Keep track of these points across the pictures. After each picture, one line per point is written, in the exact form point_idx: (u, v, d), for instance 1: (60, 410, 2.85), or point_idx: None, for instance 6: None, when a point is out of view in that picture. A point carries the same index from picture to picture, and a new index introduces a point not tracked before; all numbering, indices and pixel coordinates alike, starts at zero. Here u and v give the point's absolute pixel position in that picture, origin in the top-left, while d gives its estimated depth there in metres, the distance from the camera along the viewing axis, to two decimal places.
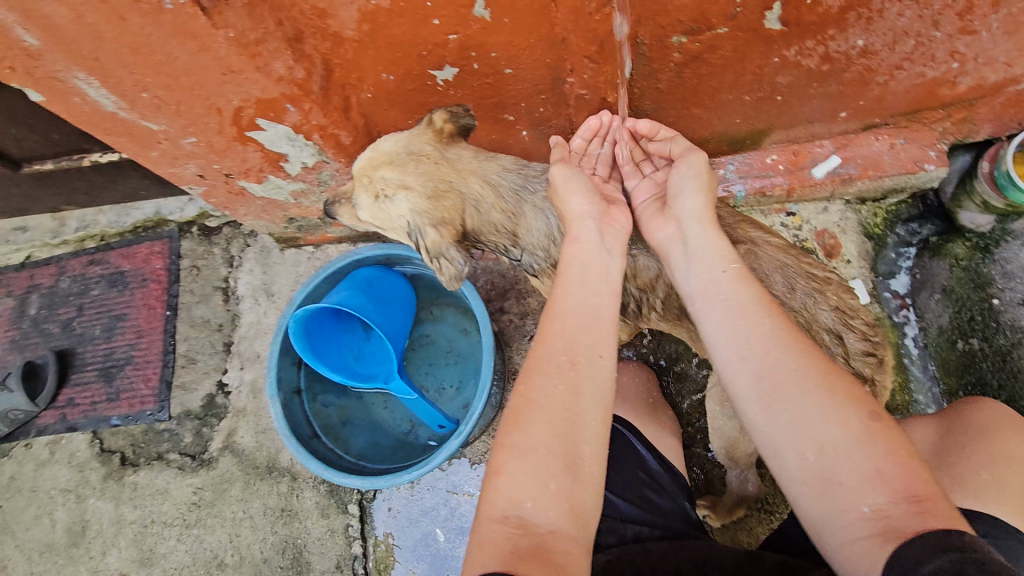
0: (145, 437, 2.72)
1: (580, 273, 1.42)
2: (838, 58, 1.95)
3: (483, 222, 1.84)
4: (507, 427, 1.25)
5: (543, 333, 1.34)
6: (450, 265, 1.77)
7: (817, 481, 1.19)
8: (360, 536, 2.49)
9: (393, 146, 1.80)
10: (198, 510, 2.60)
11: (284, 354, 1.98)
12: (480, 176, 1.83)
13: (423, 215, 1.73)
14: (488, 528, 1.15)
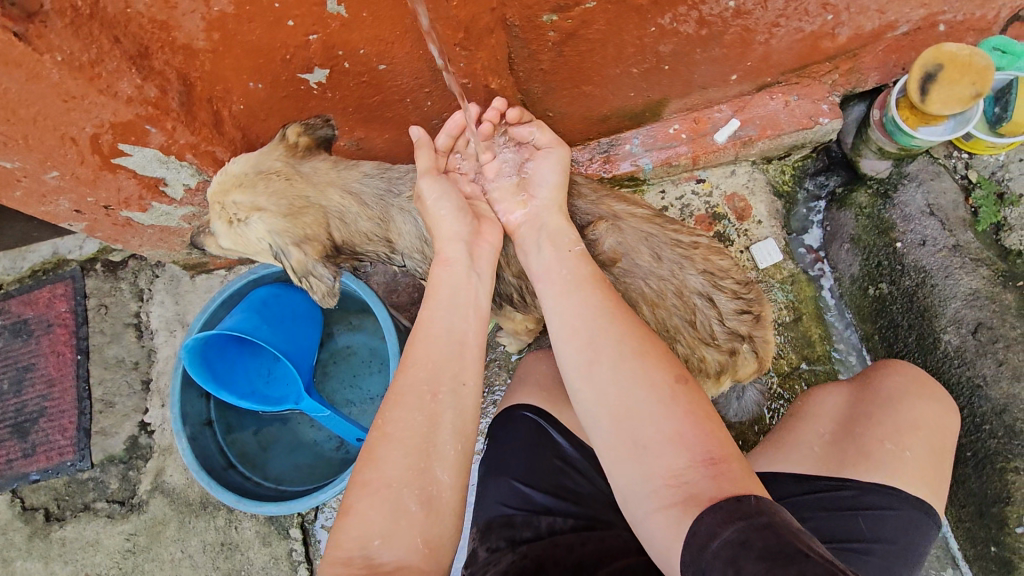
0: (69, 489, 2.59)
1: (453, 302, 1.41)
2: (714, 21, 1.95)
3: (351, 232, 1.73)
4: (361, 465, 1.25)
5: (403, 362, 1.34)
6: (321, 282, 1.71)
7: (629, 450, 1.23)
8: (305, 560, 2.43)
9: (241, 167, 1.63)
10: (134, 557, 2.49)
11: (187, 386, 1.90)
12: (340, 185, 1.70)
13: (284, 234, 1.62)
14: (332, 569, 1.15)
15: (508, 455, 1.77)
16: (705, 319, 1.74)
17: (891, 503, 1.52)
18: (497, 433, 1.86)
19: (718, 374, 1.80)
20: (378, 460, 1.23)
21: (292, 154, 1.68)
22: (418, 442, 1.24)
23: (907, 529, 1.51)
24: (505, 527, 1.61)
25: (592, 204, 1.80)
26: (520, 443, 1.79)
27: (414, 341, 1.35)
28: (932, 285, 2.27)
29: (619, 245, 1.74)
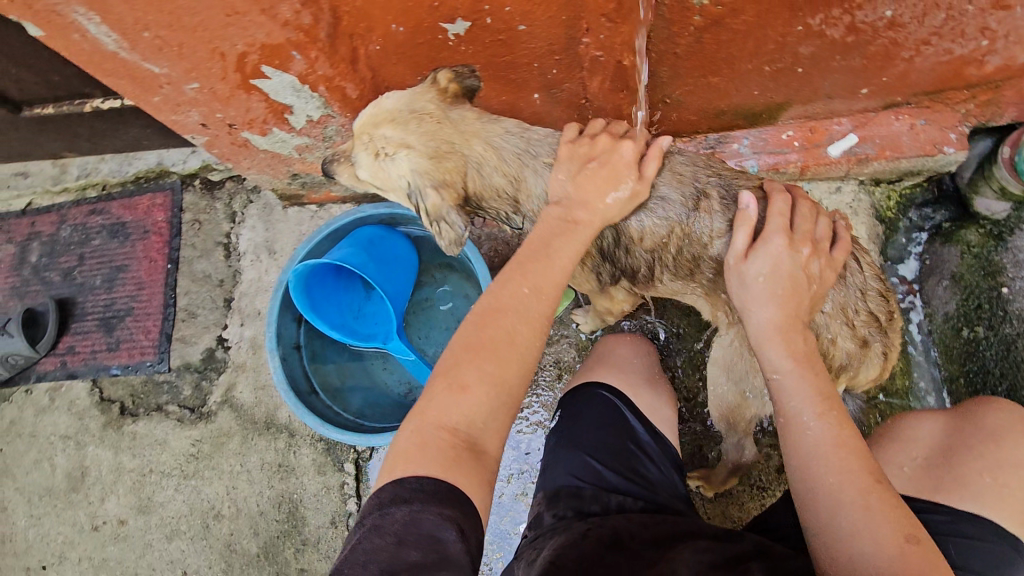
0: (145, 388, 2.74)
1: (575, 250, 1.48)
2: (864, 28, 1.87)
3: (485, 186, 1.84)
4: (481, 353, 1.28)
5: (533, 280, 1.38)
6: (450, 229, 1.77)
7: None
8: (355, 494, 2.52)
9: (396, 104, 1.81)
10: (196, 462, 2.63)
11: (285, 309, 1.99)
12: (483, 138, 1.83)
13: (424, 176, 1.75)
14: (435, 432, 1.20)
15: (582, 425, 1.79)
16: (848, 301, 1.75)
17: (982, 535, 1.49)
18: (571, 404, 1.89)
19: (842, 368, 1.79)
20: (497, 357, 1.28)
21: (443, 100, 1.84)
22: (526, 361, 1.32)
23: (996, 565, 1.48)
24: (574, 498, 1.63)
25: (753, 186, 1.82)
26: (595, 416, 1.80)
27: (532, 271, 1.39)
28: None
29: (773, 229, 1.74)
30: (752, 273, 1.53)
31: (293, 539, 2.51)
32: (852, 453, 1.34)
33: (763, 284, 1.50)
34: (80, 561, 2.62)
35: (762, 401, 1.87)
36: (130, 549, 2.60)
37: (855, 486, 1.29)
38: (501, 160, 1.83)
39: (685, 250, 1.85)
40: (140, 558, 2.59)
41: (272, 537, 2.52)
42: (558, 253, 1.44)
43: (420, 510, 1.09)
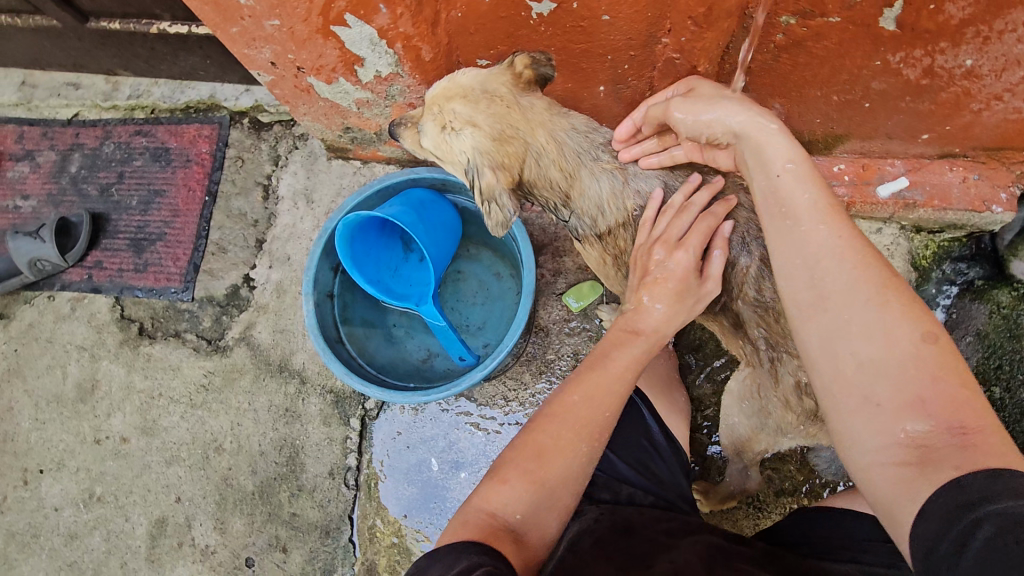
0: (166, 313, 2.77)
1: (631, 362, 1.46)
2: (940, 74, 1.88)
3: (539, 177, 1.86)
4: (525, 452, 1.30)
5: (584, 390, 1.39)
6: (500, 211, 1.79)
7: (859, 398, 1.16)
8: (357, 450, 2.51)
9: (469, 80, 1.81)
10: (205, 393, 2.66)
11: (326, 256, 2.02)
12: (548, 129, 1.82)
13: (484, 156, 1.75)
14: (475, 514, 1.23)
15: None
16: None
17: None
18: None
19: None
20: (540, 457, 1.29)
21: (515, 85, 1.84)
22: (572, 464, 1.31)
23: None
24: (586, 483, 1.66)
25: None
26: None
27: (585, 380, 1.41)
28: None
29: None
30: (711, 109, 1.51)
31: (289, 483, 2.52)
32: (865, 254, 1.25)
33: (735, 110, 1.49)
34: (78, 471, 2.66)
35: (774, 438, 1.80)
36: (128, 467, 2.64)
37: (869, 285, 1.21)
38: (559, 151, 1.84)
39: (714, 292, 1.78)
40: (136, 478, 2.62)
41: (268, 478, 2.53)
42: (613, 363, 1.44)
43: (453, 562, 1.05)
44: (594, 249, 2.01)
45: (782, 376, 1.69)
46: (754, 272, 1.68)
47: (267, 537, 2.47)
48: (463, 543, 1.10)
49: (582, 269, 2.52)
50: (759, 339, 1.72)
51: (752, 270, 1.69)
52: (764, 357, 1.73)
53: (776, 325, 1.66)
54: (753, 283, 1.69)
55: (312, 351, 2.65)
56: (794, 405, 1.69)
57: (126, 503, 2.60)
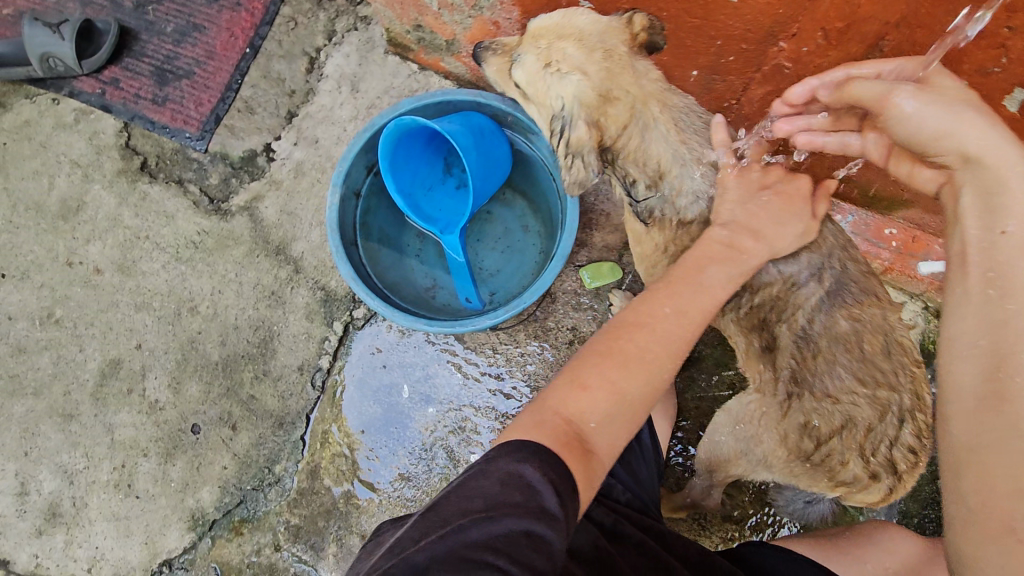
0: (173, 156, 2.61)
1: (723, 281, 1.43)
2: None
3: (639, 147, 1.76)
4: (612, 359, 1.25)
5: (660, 295, 1.37)
6: (583, 168, 1.72)
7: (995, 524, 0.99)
8: (331, 353, 2.45)
9: (588, 25, 1.69)
10: (193, 250, 2.55)
11: (364, 153, 1.92)
12: (660, 100, 1.72)
13: (582, 109, 1.68)
14: (551, 416, 1.15)
15: None
16: (880, 433, 1.59)
17: None
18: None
19: (839, 482, 1.67)
20: (624, 367, 1.24)
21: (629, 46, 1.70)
22: (653, 379, 1.26)
23: None
24: None
25: (864, 274, 1.66)
26: None
27: (676, 293, 1.37)
28: None
29: (854, 331, 1.62)
30: (946, 120, 1.22)
31: (254, 365, 2.46)
32: None
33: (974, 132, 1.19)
34: (41, 287, 2.54)
35: (751, 467, 1.81)
36: (94, 298, 2.53)
37: None
38: (672, 124, 1.73)
39: (765, 308, 1.70)
40: (100, 313, 2.53)
41: (236, 354, 2.47)
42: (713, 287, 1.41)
43: (517, 462, 1.02)
44: (662, 236, 1.85)
45: (792, 412, 1.69)
46: (814, 299, 1.64)
47: (220, 410, 2.43)
48: (531, 445, 1.06)
49: (607, 248, 2.43)
50: (783, 370, 1.70)
51: (813, 299, 1.64)
52: (781, 389, 1.71)
53: (810, 365, 1.65)
54: (807, 312, 1.65)
55: (314, 242, 2.53)
56: (791, 442, 1.70)
57: (84, 334, 2.51)
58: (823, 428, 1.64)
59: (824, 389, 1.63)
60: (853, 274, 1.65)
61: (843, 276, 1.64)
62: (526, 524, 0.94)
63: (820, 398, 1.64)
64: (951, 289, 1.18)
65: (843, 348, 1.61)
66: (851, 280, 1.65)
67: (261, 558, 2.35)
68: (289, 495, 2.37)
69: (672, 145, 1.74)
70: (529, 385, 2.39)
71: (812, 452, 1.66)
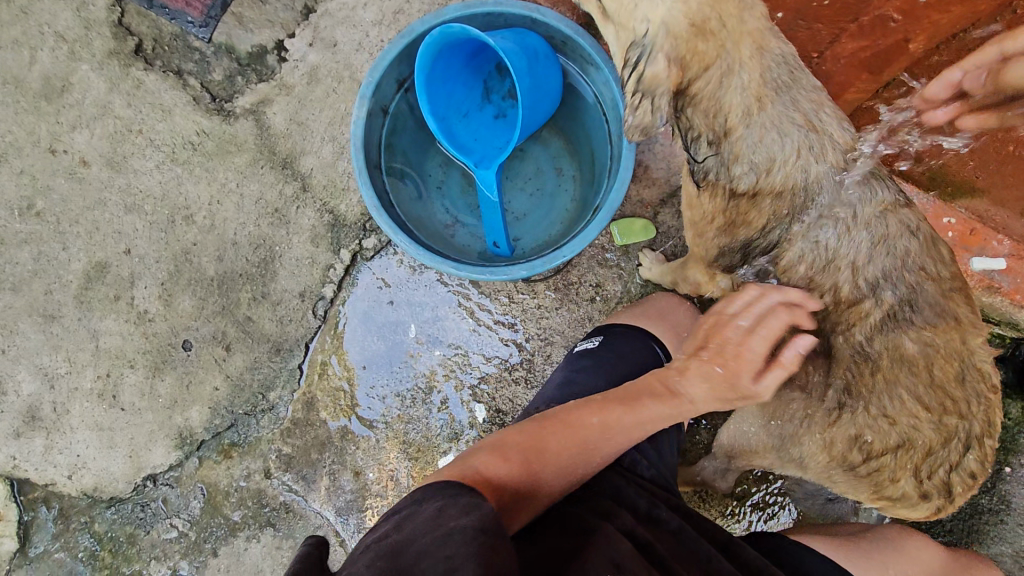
0: (172, 42, 2.31)
1: (652, 413, 1.41)
2: None
3: (712, 96, 1.53)
4: (537, 442, 1.32)
5: (598, 402, 1.42)
6: (651, 113, 1.56)
7: None
8: (336, 283, 2.29)
9: None
10: (191, 153, 2.31)
11: (398, 62, 1.68)
12: (757, 41, 1.47)
13: (668, 40, 1.44)
14: (467, 467, 1.23)
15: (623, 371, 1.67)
16: (940, 458, 1.59)
17: None
18: (638, 349, 1.83)
19: (889, 497, 1.69)
20: (543, 453, 1.30)
21: None
22: (562, 473, 1.31)
23: None
24: None
25: (943, 296, 1.57)
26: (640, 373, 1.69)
27: (607, 408, 1.40)
28: (1001, 519, 2.16)
29: (923, 356, 1.57)
30: None
31: (252, 286, 2.30)
32: None
33: None
34: (21, 173, 2.31)
35: (783, 457, 1.80)
36: (80, 194, 2.31)
37: None
38: (758, 75, 1.49)
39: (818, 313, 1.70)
40: (86, 210, 2.31)
41: (233, 272, 2.30)
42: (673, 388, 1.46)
43: (452, 497, 1.06)
44: (712, 203, 1.75)
45: (844, 424, 1.66)
46: (876, 319, 1.59)
47: (213, 329, 2.29)
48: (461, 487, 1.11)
49: (642, 204, 2.22)
50: (837, 380, 1.66)
51: (876, 315, 1.59)
52: (832, 398, 1.67)
53: (867, 381, 1.61)
54: (867, 330, 1.60)
55: (325, 159, 2.30)
56: (837, 451, 1.68)
57: (68, 232, 2.31)
58: (876, 445, 1.63)
59: (880, 404, 1.60)
60: (928, 296, 1.57)
61: (916, 298, 1.57)
62: (482, 526, 0.96)
63: (874, 417, 1.62)
64: None
65: (909, 371, 1.57)
66: (926, 304, 1.57)
67: (249, 483, 2.29)
68: (282, 424, 2.28)
69: (757, 98, 1.51)
70: (543, 339, 2.26)
71: (860, 465, 1.66)
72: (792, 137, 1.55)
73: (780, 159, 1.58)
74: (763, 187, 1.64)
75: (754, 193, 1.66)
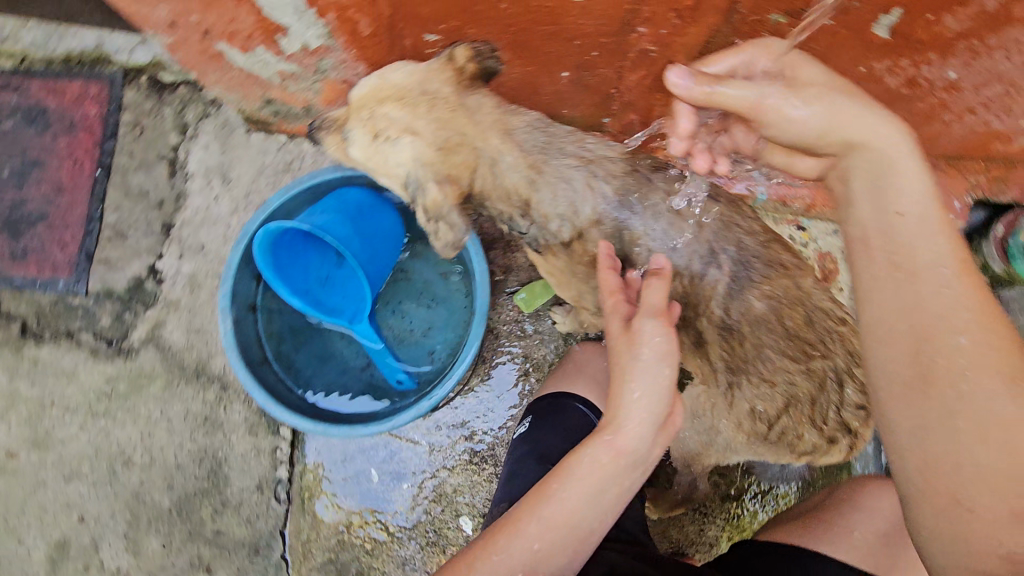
0: (53, 309, 2.37)
1: (577, 508, 1.34)
2: (923, 85, 1.74)
3: (494, 186, 1.84)
4: None
5: (515, 529, 1.31)
6: (449, 231, 1.82)
7: (947, 469, 1.11)
8: (289, 461, 2.31)
9: (404, 79, 1.71)
10: (108, 401, 2.34)
11: (245, 263, 1.75)
12: (501, 131, 1.78)
13: (427, 169, 1.73)
14: None
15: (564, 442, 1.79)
16: (824, 403, 1.70)
17: None
18: (570, 417, 1.86)
19: (805, 453, 1.77)
20: None
21: (458, 80, 1.72)
22: None
23: None
24: None
25: (763, 246, 1.75)
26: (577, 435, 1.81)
27: (519, 528, 1.31)
28: None
29: (771, 309, 1.70)
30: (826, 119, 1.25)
31: (212, 500, 2.30)
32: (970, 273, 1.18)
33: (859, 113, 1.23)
34: None
35: (723, 453, 1.91)
36: (18, 485, 2.32)
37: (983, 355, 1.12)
38: None
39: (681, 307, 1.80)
40: (28, 498, 2.32)
41: (188, 494, 2.30)
42: (561, 499, 1.34)
43: None
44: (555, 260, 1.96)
45: (738, 402, 1.78)
46: (722, 288, 1.74)
47: (189, 557, 2.27)
48: None
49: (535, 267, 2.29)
50: (719, 364, 1.78)
51: (721, 287, 1.74)
52: (721, 381, 1.79)
53: (738, 350, 1.73)
54: (721, 302, 1.74)
55: None
56: (746, 427, 1.80)
57: (20, 525, 2.31)
58: (769, 411, 1.75)
59: (757, 373, 1.72)
60: (752, 250, 1.74)
61: (745, 256, 1.74)
62: None
63: (757, 385, 1.73)
64: (860, 275, 1.24)
65: (767, 330, 1.70)
66: (755, 259, 1.73)
67: None
68: None
69: (529, 168, 1.80)
70: (498, 430, 2.29)
71: (768, 433, 1.77)
72: (578, 177, 1.82)
73: (578, 201, 1.84)
74: (581, 225, 1.87)
75: (578, 234, 1.89)
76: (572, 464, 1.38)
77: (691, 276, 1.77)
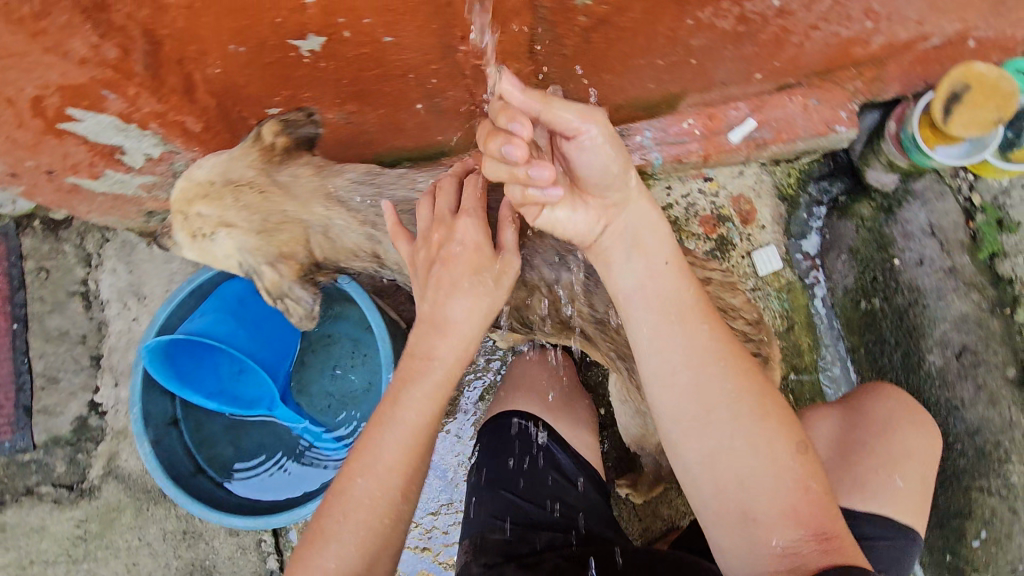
0: (7, 471, 2.35)
1: (425, 407, 1.39)
2: (754, 18, 1.75)
3: (333, 248, 1.74)
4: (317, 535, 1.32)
5: (372, 447, 1.36)
6: (297, 304, 1.73)
7: (730, 487, 1.23)
8: (275, 550, 2.34)
9: (209, 172, 1.65)
10: (84, 544, 2.33)
11: (150, 386, 1.82)
12: (322, 196, 1.71)
13: (254, 254, 1.67)
14: None
15: (505, 460, 1.80)
16: None
17: (886, 533, 1.61)
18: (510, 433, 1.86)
19: None
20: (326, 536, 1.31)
21: (267, 157, 1.68)
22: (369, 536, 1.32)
23: (900, 558, 1.62)
24: (503, 543, 1.65)
25: None
26: (517, 451, 1.82)
27: (372, 441, 1.37)
28: (924, 306, 2.12)
29: None
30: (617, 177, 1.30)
31: None
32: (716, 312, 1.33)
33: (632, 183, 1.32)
34: None
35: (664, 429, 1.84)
36: None
37: (734, 375, 1.26)
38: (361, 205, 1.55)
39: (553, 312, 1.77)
40: None
41: None
42: (381, 456, 1.34)
43: None
44: None
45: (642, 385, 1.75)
46: (582, 285, 1.70)
47: None
48: None
49: None
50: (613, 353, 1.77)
51: (578, 283, 1.70)
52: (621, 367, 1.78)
53: (618, 338, 1.72)
54: (583, 299, 1.72)
55: None
56: None
57: None
58: None
59: None
60: None
61: None
62: None
63: None
64: (638, 330, 1.31)
65: None
66: None
67: None
68: None
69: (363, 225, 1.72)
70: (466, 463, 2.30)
71: None
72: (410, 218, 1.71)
73: None
74: None
75: None
76: (382, 424, 1.37)
77: (549, 283, 1.72)
